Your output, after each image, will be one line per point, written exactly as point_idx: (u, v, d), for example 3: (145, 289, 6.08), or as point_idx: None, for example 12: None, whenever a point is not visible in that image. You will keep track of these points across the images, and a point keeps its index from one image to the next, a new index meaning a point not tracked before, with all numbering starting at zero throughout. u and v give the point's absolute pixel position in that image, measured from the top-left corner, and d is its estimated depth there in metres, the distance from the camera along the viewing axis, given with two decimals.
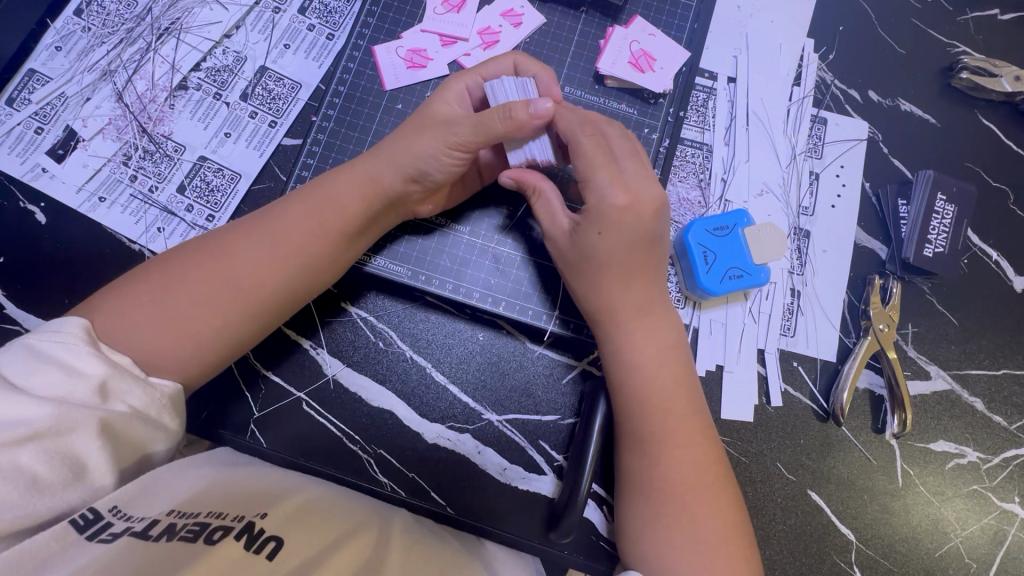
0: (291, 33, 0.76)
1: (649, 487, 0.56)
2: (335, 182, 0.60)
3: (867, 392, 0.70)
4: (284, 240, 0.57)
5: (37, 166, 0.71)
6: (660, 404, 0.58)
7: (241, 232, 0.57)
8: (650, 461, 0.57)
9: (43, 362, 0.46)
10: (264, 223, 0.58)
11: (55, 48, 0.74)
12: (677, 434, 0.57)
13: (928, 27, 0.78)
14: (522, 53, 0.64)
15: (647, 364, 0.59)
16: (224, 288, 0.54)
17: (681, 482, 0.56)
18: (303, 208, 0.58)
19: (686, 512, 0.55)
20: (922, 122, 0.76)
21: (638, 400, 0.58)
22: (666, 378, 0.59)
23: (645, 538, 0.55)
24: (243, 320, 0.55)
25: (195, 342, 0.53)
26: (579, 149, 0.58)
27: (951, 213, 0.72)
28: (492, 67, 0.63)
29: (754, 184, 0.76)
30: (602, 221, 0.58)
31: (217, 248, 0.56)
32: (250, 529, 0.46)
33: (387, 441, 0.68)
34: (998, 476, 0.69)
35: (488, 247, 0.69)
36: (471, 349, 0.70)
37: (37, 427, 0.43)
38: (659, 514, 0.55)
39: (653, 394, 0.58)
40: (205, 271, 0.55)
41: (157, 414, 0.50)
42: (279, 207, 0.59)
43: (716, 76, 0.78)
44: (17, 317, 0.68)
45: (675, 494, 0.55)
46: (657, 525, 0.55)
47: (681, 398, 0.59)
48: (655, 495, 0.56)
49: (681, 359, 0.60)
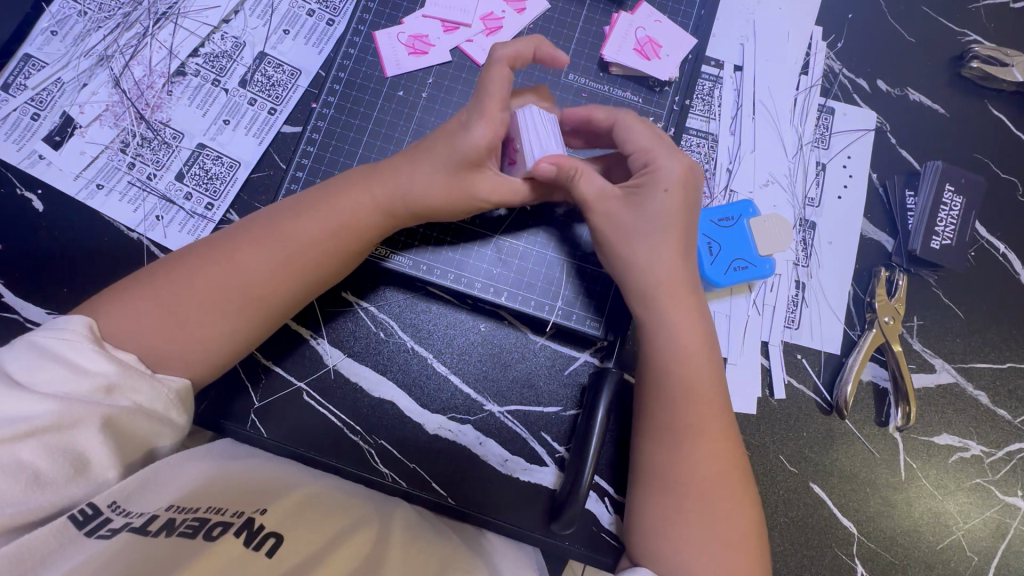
0: (291, 18, 0.75)
1: (675, 482, 0.56)
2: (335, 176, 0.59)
3: (871, 384, 0.70)
4: (283, 234, 0.56)
5: (34, 153, 0.70)
6: (689, 394, 0.57)
7: (242, 234, 0.56)
8: (680, 455, 0.56)
9: (48, 359, 0.46)
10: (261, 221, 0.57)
11: (51, 32, 0.73)
12: (711, 429, 0.57)
13: (939, 15, 0.77)
14: (545, 45, 0.61)
15: (682, 355, 0.58)
16: (218, 282, 0.53)
17: (705, 476, 0.56)
18: (301, 205, 0.58)
19: (708, 507, 0.55)
20: (931, 112, 0.75)
21: (677, 390, 0.57)
22: (698, 373, 0.58)
23: (661, 529, 0.55)
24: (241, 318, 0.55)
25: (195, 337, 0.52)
26: (627, 124, 0.61)
27: (960, 204, 0.71)
28: (498, 82, 0.56)
29: (760, 175, 0.75)
30: (666, 181, 0.58)
31: (218, 250, 0.55)
32: (251, 525, 0.45)
33: (388, 432, 0.68)
34: (1002, 469, 0.69)
35: (493, 239, 0.68)
36: (472, 339, 0.70)
37: (37, 424, 0.43)
38: (682, 507, 0.55)
39: (689, 386, 0.57)
40: (198, 267, 0.54)
41: (163, 410, 0.50)
42: (282, 213, 0.58)
43: (723, 64, 0.77)
44: (16, 306, 0.67)
45: (704, 491, 0.55)
46: (677, 518, 0.55)
47: (707, 394, 0.58)
48: (677, 489, 0.56)
49: (709, 357, 0.59)
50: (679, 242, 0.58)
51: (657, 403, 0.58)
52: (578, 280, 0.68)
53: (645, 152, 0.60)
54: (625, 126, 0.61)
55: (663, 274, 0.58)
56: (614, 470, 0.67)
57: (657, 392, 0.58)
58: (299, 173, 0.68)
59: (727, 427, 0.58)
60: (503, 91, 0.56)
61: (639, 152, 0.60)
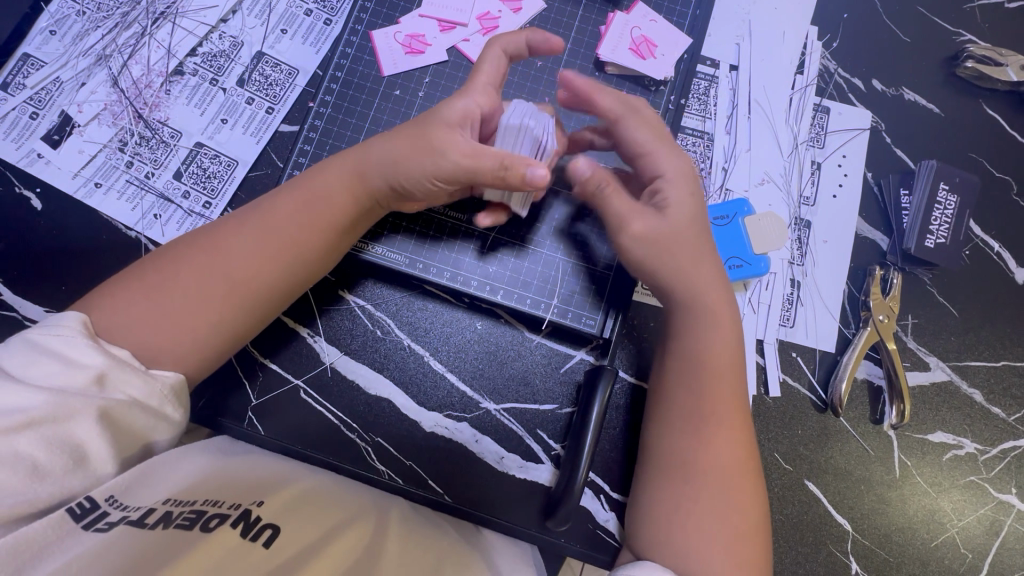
0: (288, 18, 0.75)
1: (684, 473, 0.56)
2: (330, 175, 0.59)
3: (866, 382, 0.70)
4: (280, 232, 0.57)
5: (32, 152, 0.71)
6: (710, 388, 0.58)
7: (232, 226, 0.57)
8: (695, 446, 0.57)
9: (41, 353, 0.46)
10: (256, 216, 0.57)
11: (49, 32, 0.73)
12: (728, 422, 0.58)
13: (934, 15, 0.77)
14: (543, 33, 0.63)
15: (704, 351, 0.59)
16: (213, 277, 0.54)
17: (723, 467, 0.56)
18: (293, 198, 0.58)
19: (713, 499, 0.55)
20: (926, 111, 0.75)
21: (704, 382, 0.58)
22: (723, 366, 0.59)
23: (676, 516, 0.55)
24: (238, 314, 0.55)
25: (192, 334, 0.53)
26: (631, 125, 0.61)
27: (954, 203, 0.72)
28: (489, 64, 0.60)
29: (756, 174, 0.75)
30: (685, 185, 0.60)
31: (206, 245, 0.55)
32: (247, 517, 0.46)
33: (385, 429, 0.68)
34: (996, 467, 0.69)
35: (488, 237, 0.68)
36: (468, 338, 0.70)
37: (32, 415, 0.43)
38: (698, 497, 0.55)
39: (711, 379, 0.58)
40: (193, 263, 0.54)
41: (157, 405, 0.50)
42: (278, 205, 0.58)
43: (718, 63, 0.77)
44: (14, 304, 0.67)
45: (714, 482, 0.56)
46: (693, 506, 0.55)
47: (730, 387, 0.59)
48: (693, 478, 0.56)
49: (736, 354, 0.60)
50: (683, 238, 0.59)
51: (679, 393, 0.59)
52: (573, 278, 0.68)
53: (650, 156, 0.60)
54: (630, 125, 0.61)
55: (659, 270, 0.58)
56: (609, 467, 0.67)
57: (682, 382, 0.59)
58: (296, 171, 0.69)
59: (746, 423, 0.59)
60: (490, 71, 0.60)
61: (641, 155, 0.61)
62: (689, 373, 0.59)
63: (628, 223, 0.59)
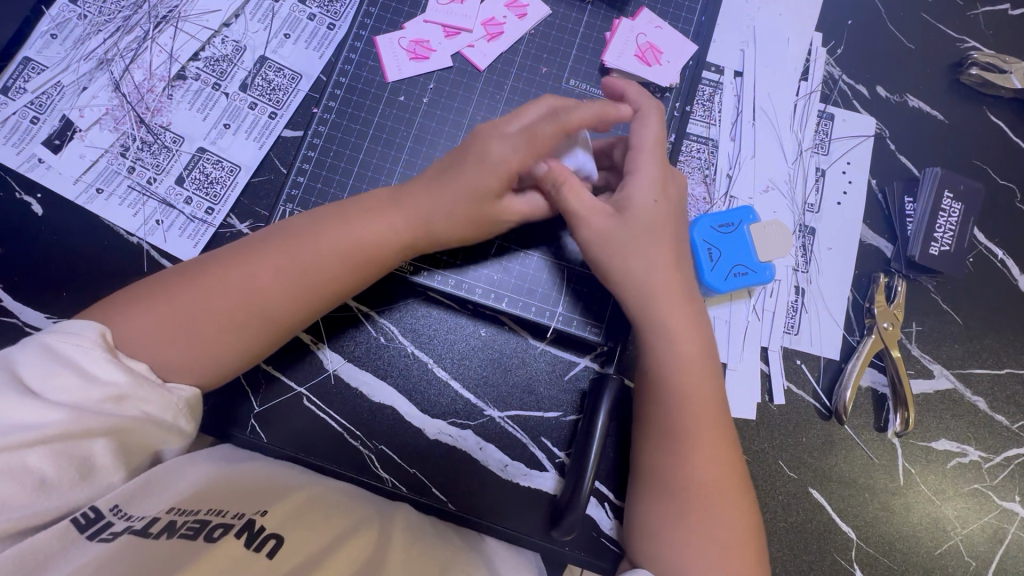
0: (291, 22, 0.74)
1: (676, 486, 0.56)
2: (364, 202, 0.59)
3: (870, 390, 0.70)
4: (302, 255, 0.55)
5: (33, 157, 0.70)
6: (691, 398, 0.57)
7: (260, 242, 0.56)
8: (679, 460, 0.56)
9: (58, 363, 0.45)
10: (286, 238, 0.56)
11: (51, 36, 0.73)
12: (711, 435, 0.57)
13: (938, 22, 0.77)
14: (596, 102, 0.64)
15: (680, 361, 0.58)
16: (230, 298, 0.53)
17: (712, 480, 0.56)
18: (331, 224, 0.57)
19: (705, 513, 0.55)
20: (930, 119, 0.75)
21: (678, 395, 0.57)
22: (696, 378, 0.58)
23: (666, 534, 0.56)
24: (253, 338, 0.54)
25: (208, 354, 0.52)
26: (642, 118, 0.60)
27: (958, 211, 0.72)
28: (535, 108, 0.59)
29: (760, 180, 0.75)
30: (653, 190, 0.59)
31: (233, 259, 0.54)
32: (251, 526, 0.46)
33: (388, 437, 0.68)
34: (999, 475, 0.69)
35: (518, 255, 0.68)
36: (472, 345, 0.70)
37: (48, 431, 0.43)
38: (686, 511, 0.55)
39: (689, 387, 0.57)
40: (215, 281, 0.53)
41: (173, 418, 0.50)
42: (303, 227, 0.57)
43: (723, 69, 0.77)
44: (16, 310, 0.67)
45: (701, 497, 0.56)
46: (680, 521, 0.55)
47: (706, 395, 0.58)
48: (679, 493, 0.56)
49: (709, 360, 0.59)
50: (662, 242, 0.59)
51: (655, 407, 0.58)
52: (577, 286, 0.68)
53: (636, 151, 0.60)
54: (639, 120, 0.60)
55: (661, 272, 0.59)
56: (615, 475, 0.67)
57: (657, 395, 0.58)
58: (300, 178, 0.68)
59: (725, 432, 0.58)
60: (533, 113, 0.58)
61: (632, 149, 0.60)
62: (674, 384, 0.57)
63: (586, 219, 0.58)
